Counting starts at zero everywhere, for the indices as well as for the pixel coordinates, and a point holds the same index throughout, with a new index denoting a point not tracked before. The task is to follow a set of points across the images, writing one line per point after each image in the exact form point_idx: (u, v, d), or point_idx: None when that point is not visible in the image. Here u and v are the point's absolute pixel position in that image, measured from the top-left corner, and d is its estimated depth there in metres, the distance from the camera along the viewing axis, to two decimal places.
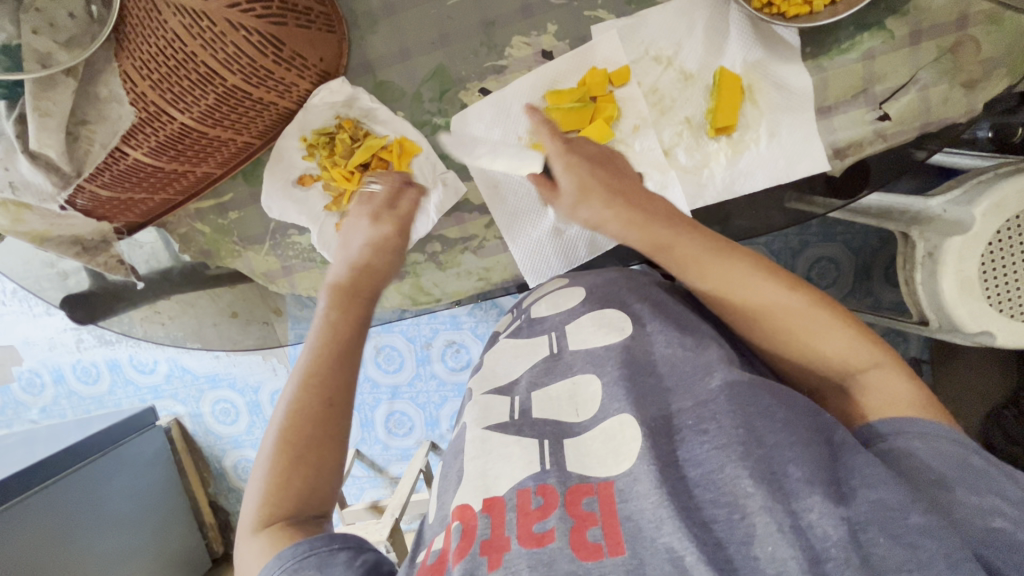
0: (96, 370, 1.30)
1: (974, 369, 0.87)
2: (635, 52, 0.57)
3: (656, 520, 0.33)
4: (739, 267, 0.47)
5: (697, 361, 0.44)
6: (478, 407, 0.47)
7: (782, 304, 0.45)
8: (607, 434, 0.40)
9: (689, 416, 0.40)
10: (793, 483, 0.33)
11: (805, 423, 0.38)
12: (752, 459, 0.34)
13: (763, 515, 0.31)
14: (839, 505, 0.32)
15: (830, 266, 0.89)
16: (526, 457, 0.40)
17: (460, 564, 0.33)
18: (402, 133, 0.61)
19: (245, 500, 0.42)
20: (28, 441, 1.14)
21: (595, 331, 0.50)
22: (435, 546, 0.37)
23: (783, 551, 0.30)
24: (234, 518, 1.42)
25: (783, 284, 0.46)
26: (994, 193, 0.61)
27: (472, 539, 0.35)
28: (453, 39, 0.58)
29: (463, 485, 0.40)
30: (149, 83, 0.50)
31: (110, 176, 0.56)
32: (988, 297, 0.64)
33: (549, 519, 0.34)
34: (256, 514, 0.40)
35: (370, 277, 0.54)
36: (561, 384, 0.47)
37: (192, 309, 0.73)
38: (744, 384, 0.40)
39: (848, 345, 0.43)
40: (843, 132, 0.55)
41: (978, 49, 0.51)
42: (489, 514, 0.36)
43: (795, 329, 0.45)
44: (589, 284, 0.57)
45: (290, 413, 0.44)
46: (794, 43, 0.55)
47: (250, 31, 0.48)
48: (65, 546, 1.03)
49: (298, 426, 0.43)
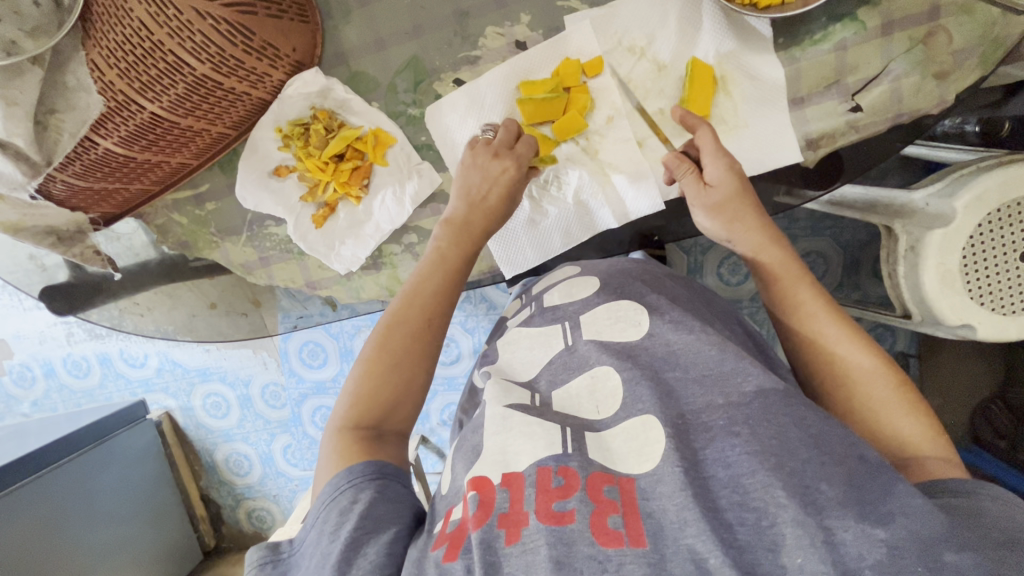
0: (86, 363, 1.30)
1: (961, 364, 0.87)
2: (608, 43, 0.57)
3: (679, 522, 0.34)
4: (840, 330, 0.48)
5: (724, 358, 0.44)
6: (497, 386, 0.48)
7: (867, 369, 0.46)
8: (630, 433, 0.41)
9: (719, 415, 0.40)
10: (825, 500, 0.34)
11: (839, 438, 0.38)
12: (785, 472, 0.35)
13: (795, 527, 0.32)
14: (875, 528, 0.32)
15: (818, 261, 0.89)
16: (547, 438, 0.40)
17: (478, 531, 0.35)
18: (377, 124, 0.61)
19: (336, 404, 0.49)
20: (18, 434, 1.14)
21: (609, 326, 0.51)
22: (453, 515, 0.39)
23: (813, 565, 0.31)
24: (226, 511, 1.42)
25: (877, 356, 0.46)
26: (974, 186, 0.61)
27: (490, 512, 0.36)
28: (427, 30, 0.58)
29: (482, 458, 0.41)
30: (117, 72, 0.50)
31: (81, 166, 0.56)
32: (970, 291, 0.64)
33: (570, 499, 0.36)
34: (343, 417, 0.47)
35: (482, 213, 0.56)
36: (580, 380, 0.47)
37: (174, 300, 0.73)
38: (777, 395, 0.40)
39: (925, 431, 0.43)
40: (816, 124, 0.55)
41: (950, 40, 0.50)
42: (507, 488, 0.37)
43: (874, 398, 0.45)
44: (600, 274, 0.57)
45: (391, 334, 0.50)
46: (766, 34, 0.55)
47: (218, 20, 0.48)
48: (55, 536, 1.04)
49: (394, 346, 0.50)
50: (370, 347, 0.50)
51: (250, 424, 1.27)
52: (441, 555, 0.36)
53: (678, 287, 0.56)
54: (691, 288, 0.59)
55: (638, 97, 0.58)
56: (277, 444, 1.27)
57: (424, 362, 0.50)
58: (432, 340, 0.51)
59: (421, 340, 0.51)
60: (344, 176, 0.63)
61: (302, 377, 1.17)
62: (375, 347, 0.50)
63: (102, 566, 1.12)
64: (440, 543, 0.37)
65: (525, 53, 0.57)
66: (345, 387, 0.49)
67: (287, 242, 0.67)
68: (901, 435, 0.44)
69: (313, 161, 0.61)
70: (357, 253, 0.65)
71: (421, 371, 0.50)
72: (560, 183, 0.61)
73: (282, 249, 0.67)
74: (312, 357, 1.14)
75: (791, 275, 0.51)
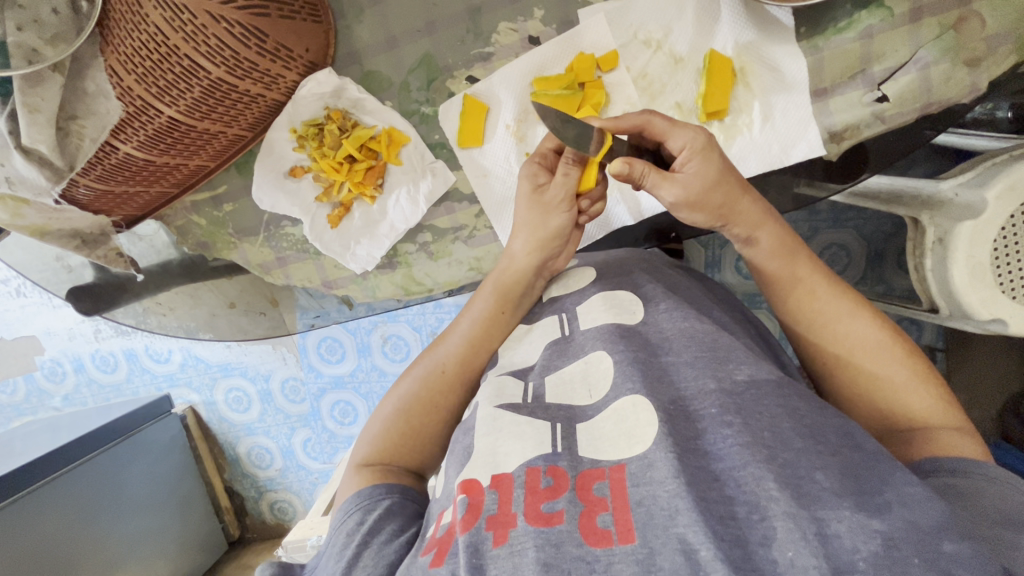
0: (114, 359, 1.33)
1: (988, 359, 0.84)
2: (623, 36, 0.56)
3: (670, 510, 0.33)
4: (843, 304, 0.47)
5: (716, 345, 0.44)
6: (491, 387, 0.47)
7: (873, 343, 0.45)
8: (620, 416, 0.41)
9: (711, 401, 0.40)
10: (821, 491, 0.33)
11: (832, 428, 0.37)
12: (777, 464, 0.34)
13: (786, 521, 0.31)
14: (872, 518, 0.31)
15: (840, 254, 0.86)
16: (537, 438, 0.41)
17: (464, 535, 0.36)
18: (391, 123, 0.61)
19: (360, 441, 0.53)
20: (51, 428, 1.18)
21: (606, 312, 0.50)
22: (442, 520, 0.40)
23: (804, 559, 0.30)
24: (249, 503, 1.45)
25: (882, 328, 0.46)
26: (1007, 175, 0.58)
27: (478, 515, 0.37)
28: (440, 26, 0.57)
29: (473, 460, 0.41)
30: (135, 77, 0.51)
31: (102, 170, 0.57)
32: (1000, 285, 0.62)
33: (558, 500, 0.36)
34: (367, 455, 0.51)
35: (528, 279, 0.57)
36: (575, 365, 0.47)
37: (195, 300, 0.74)
38: (770, 385, 0.40)
39: (936, 403, 0.43)
40: (840, 115, 0.53)
41: (982, 25, 0.47)
42: (496, 490, 0.38)
43: (880, 372, 0.45)
44: (597, 265, 0.58)
45: (412, 390, 0.54)
46: (789, 24, 0.53)
47: (232, 23, 0.48)
48: (86, 528, 1.07)
49: (417, 400, 0.53)
50: (393, 403, 0.54)
51: (271, 419, 1.30)
52: (428, 561, 0.36)
53: (680, 278, 0.56)
54: (693, 276, 0.59)
55: (654, 91, 0.57)
56: (297, 438, 1.30)
57: (440, 416, 0.53)
58: (452, 398, 0.54)
59: (440, 395, 0.53)
60: (358, 176, 0.63)
61: (321, 372, 1.18)
62: (399, 398, 0.54)
63: (131, 556, 1.15)
64: (429, 549, 0.38)
65: (540, 48, 0.56)
66: (368, 430, 0.54)
67: (303, 242, 0.68)
68: (911, 410, 0.43)
69: (327, 161, 0.62)
70: (372, 253, 0.66)
71: (437, 427, 0.53)
72: None
73: (300, 248, 0.68)
74: (330, 353, 1.15)
75: (786, 253, 0.50)
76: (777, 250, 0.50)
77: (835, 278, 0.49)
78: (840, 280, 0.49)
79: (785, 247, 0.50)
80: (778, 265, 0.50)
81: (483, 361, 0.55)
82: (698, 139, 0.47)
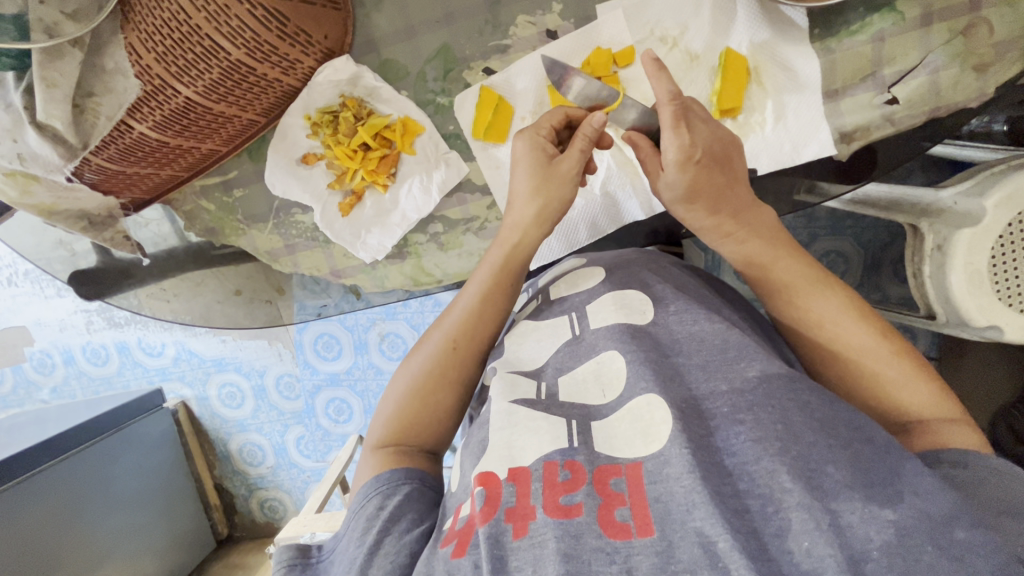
0: (105, 352, 1.31)
1: (982, 368, 0.85)
2: (641, 32, 0.57)
3: (688, 504, 0.33)
4: (830, 305, 0.48)
5: (726, 345, 0.44)
6: (503, 381, 0.47)
7: (859, 344, 0.46)
8: (635, 416, 0.41)
9: (723, 402, 0.40)
10: (832, 483, 0.33)
11: (842, 420, 0.37)
12: (790, 456, 0.34)
13: (801, 511, 0.32)
14: (883, 508, 0.31)
15: (839, 260, 0.87)
16: (553, 432, 0.41)
17: (484, 527, 0.35)
18: (406, 112, 0.61)
19: (374, 424, 0.51)
20: (40, 419, 1.16)
21: (616, 311, 0.50)
22: (461, 512, 0.39)
23: (820, 549, 0.30)
24: (240, 500, 1.44)
25: (869, 327, 0.46)
26: (1006, 184, 0.60)
27: (497, 507, 0.36)
28: (458, 18, 0.58)
29: (487, 454, 0.41)
30: (154, 56, 0.51)
31: (117, 150, 0.57)
32: (998, 292, 0.63)
33: (577, 492, 0.36)
34: (384, 436, 0.50)
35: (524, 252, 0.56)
36: (586, 366, 0.47)
37: (198, 288, 0.74)
38: (781, 379, 0.39)
39: (928, 396, 0.43)
40: (851, 116, 0.54)
41: (991, 32, 0.48)
42: (514, 483, 0.38)
43: (869, 373, 0.45)
44: (606, 265, 0.58)
45: (425, 366, 0.53)
46: (802, 24, 0.54)
47: (254, 5, 0.49)
48: (74, 520, 1.05)
49: (429, 376, 0.52)
50: (405, 380, 0.53)
51: (265, 415, 1.28)
52: (449, 552, 0.36)
53: (678, 270, 0.57)
54: (701, 276, 0.59)
55: None
56: (291, 436, 1.28)
57: (453, 387, 0.52)
58: (460, 370, 0.53)
59: (451, 368, 0.52)
60: (372, 164, 0.63)
61: (317, 368, 1.17)
62: (411, 374, 0.53)
63: (118, 551, 1.13)
64: (449, 540, 0.37)
65: (557, 41, 0.57)
66: (381, 410, 0.52)
67: (312, 230, 0.67)
68: (901, 405, 0.44)
69: (342, 148, 0.62)
70: (383, 242, 0.66)
71: (454, 396, 0.52)
72: (587, 173, 0.62)
73: (308, 237, 0.68)
74: (327, 349, 1.14)
75: (772, 256, 0.50)
76: (759, 256, 0.51)
77: (822, 275, 0.49)
78: (829, 278, 0.49)
79: (754, 254, 0.51)
80: (759, 266, 0.51)
81: (487, 330, 0.55)
82: (684, 148, 0.48)
